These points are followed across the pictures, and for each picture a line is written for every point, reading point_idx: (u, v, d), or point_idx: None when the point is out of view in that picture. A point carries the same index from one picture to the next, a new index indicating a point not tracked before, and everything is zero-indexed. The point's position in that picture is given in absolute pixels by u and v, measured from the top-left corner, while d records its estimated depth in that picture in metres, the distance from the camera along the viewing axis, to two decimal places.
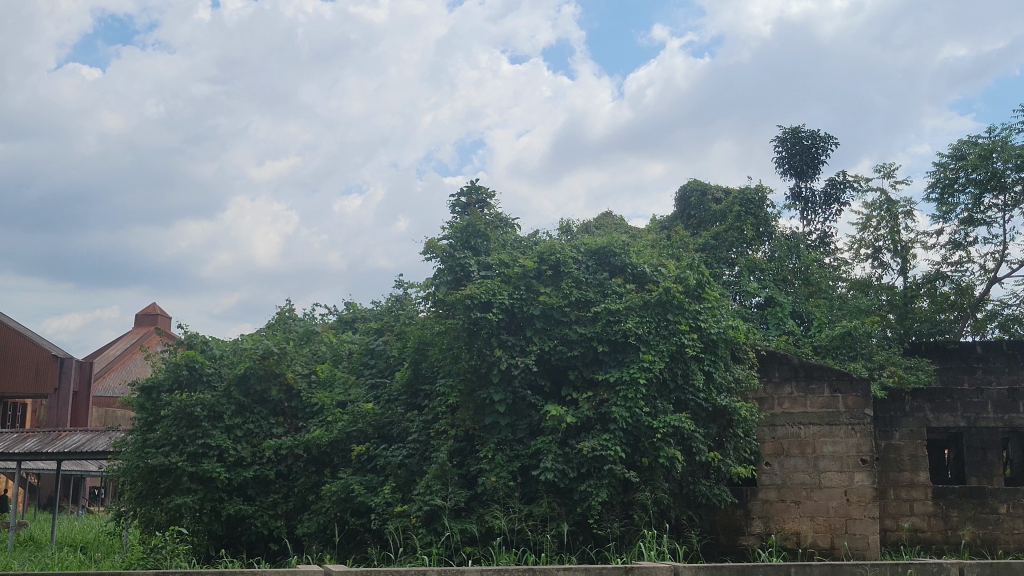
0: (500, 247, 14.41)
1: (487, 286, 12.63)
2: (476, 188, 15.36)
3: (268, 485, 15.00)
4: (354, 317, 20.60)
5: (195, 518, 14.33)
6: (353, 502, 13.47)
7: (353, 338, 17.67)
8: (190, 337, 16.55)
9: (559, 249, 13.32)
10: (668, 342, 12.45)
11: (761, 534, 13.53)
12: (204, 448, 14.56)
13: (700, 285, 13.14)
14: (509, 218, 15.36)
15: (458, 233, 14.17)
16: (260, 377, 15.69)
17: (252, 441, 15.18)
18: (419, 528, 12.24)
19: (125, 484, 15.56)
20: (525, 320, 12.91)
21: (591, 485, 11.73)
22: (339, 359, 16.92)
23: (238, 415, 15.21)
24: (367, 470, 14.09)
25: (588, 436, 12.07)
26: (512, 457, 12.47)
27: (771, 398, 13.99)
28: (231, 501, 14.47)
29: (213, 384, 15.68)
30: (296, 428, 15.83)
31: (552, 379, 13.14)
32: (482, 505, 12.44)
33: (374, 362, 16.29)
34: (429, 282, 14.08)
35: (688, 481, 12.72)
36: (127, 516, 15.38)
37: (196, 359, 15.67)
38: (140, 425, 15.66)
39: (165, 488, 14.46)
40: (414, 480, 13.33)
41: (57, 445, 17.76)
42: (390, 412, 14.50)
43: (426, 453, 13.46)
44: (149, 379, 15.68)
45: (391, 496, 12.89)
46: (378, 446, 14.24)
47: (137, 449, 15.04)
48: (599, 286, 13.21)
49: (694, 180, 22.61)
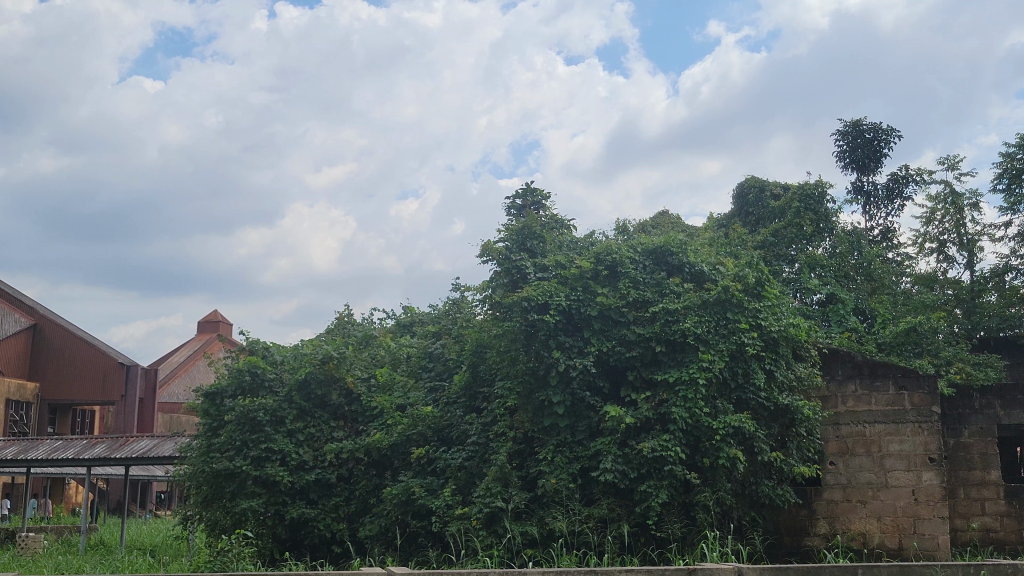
0: (556, 248, 14.41)
1: (544, 288, 12.64)
2: (531, 190, 15.41)
3: (330, 488, 15.16)
4: (412, 321, 20.78)
5: (259, 522, 14.54)
6: (414, 504, 13.54)
7: (411, 342, 17.78)
8: (252, 342, 16.81)
9: (615, 249, 13.25)
10: (727, 341, 12.32)
11: (827, 535, 13.29)
12: (267, 452, 14.79)
13: (760, 283, 12.98)
14: (564, 219, 15.35)
15: (515, 235, 14.22)
16: (322, 382, 15.88)
17: (314, 444, 15.36)
18: (480, 530, 12.25)
19: (190, 488, 15.84)
20: (583, 321, 12.88)
21: (651, 486, 11.64)
22: (397, 362, 17.03)
23: (299, 420, 15.44)
24: (427, 473, 14.15)
25: (648, 436, 11.99)
26: (572, 459, 12.43)
27: (834, 396, 13.75)
28: (295, 505, 14.65)
29: (274, 389, 15.89)
30: (356, 432, 15.91)
31: (610, 380, 13.06)
32: (543, 507, 12.42)
33: (433, 365, 16.30)
34: (486, 285, 14.14)
35: (751, 481, 12.54)
36: (194, 520, 15.66)
37: (258, 364, 15.91)
38: (205, 430, 15.91)
39: (230, 492, 14.71)
40: (474, 482, 13.35)
41: (125, 450, 18.14)
42: (449, 415, 14.51)
43: (485, 456, 13.46)
44: (213, 385, 15.96)
45: (452, 498, 12.95)
46: (438, 448, 14.28)
47: (202, 454, 15.32)
48: (657, 286, 13.11)
49: (751, 177, 22.35)
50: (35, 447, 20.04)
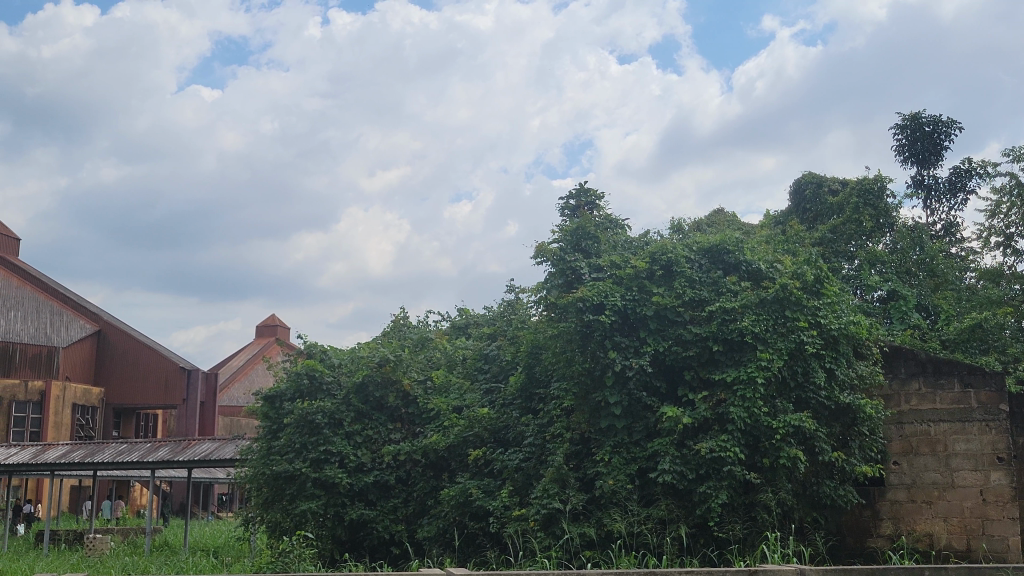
0: (611, 248, 14.34)
1: (600, 288, 12.58)
2: (584, 190, 15.40)
3: (389, 490, 15.25)
4: (467, 323, 20.83)
5: (319, 523, 14.64)
6: (472, 506, 13.56)
7: (467, 344, 17.86)
8: (310, 346, 17.00)
9: (671, 248, 13.14)
10: (786, 340, 12.15)
11: (891, 536, 13.06)
12: (326, 454, 14.95)
13: (819, 280, 12.79)
14: (618, 219, 15.29)
15: (569, 235, 14.20)
16: (379, 385, 16.01)
17: (372, 447, 15.47)
18: (538, 532, 12.21)
19: (251, 491, 16.06)
20: (639, 321, 12.80)
21: (710, 487, 11.52)
22: (453, 364, 17.07)
23: (357, 422, 15.58)
24: (484, 474, 14.17)
25: (706, 437, 11.87)
26: (629, 459, 12.35)
27: (897, 395, 13.51)
28: (354, 506, 14.78)
29: (332, 392, 16.04)
30: (413, 434, 15.98)
31: (667, 380, 12.96)
32: (600, 508, 12.37)
33: (489, 367, 16.28)
34: (540, 286, 14.15)
35: (812, 482, 12.34)
36: (254, 522, 15.86)
37: (316, 368, 16.08)
38: (264, 433, 16.11)
39: (290, 494, 14.89)
40: (531, 484, 13.33)
41: (187, 453, 18.43)
42: (505, 417, 14.49)
43: (542, 457, 13.42)
44: (273, 389, 16.18)
45: (509, 500, 12.94)
46: (494, 450, 14.28)
47: (262, 457, 15.54)
48: (713, 285, 12.98)
49: (808, 172, 22.02)
50: (100, 450, 20.44)
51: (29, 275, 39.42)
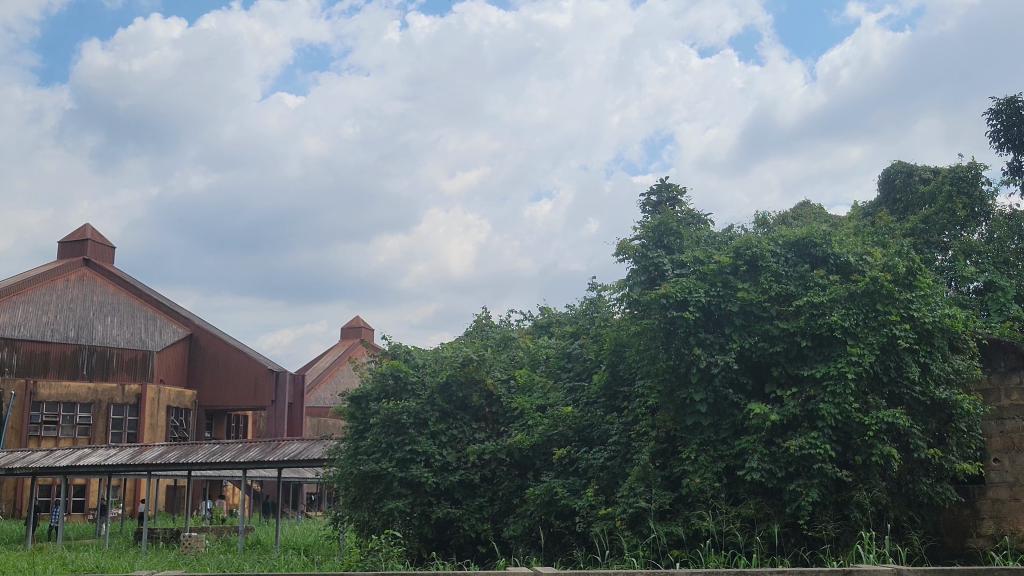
0: (694, 244, 14.16)
1: (683, 284, 12.42)
2: (665, 185, 15.40)
3: (474, 489, 15.30)
4: (549, 322, 20.81)
5: (406, 521, 14.82)
6: (557, 505, 13.50)
7: (550, 343, 17.83)
8: (394, 347, 17.17)
9: (756, 242, 12.90)
10: (877, 334, 11.79)
11: (993, 535, 12.55)
12: (412, 454, 15.09)
13: (911, 272, 12.39)
14: (700, 214, 15.17)
15: (651, 232, 14.11)
16: (462, 384, 16.11)
17: (457, 446, 15.55)
18: (625, 531, 12.14)
19: (340, 490, 16.29)
20: (724, 318, 12.58)
21: (800, 485, 11.27)
22: (536, 363, 17.05)
23: (442, 421, 15.68)
24: (570, 473, 14.11)
25: (796, 434, 11.61)
26: (717, 458, 12.14)
27: (997, 389, 13.03)
28: (440, 505, 14.86)
29: (417, 392, 16.18)
30: (498, 433, 16.01)
31: (755, 377, 12.74)
32: (688, 507, 12.20)
33: (572, 365, 16.17)
34: (623, 283, 14.04)
35: (907, 480, 11.98)
36: (343, 521, 16.07)
37: (400, 368, 16.24)
38: (351, 433, 16.29)
39: (377, 494, 15.07)
40: (617, 482, 13.22)
41: (277, 453, 18.76)
42: (590, 415, 14.35)
43: (627, 455, 13.28)
44: (359, 390, 16.39)
45: (595, 498, 12.87)
46: (579, 448, 14.18)
47: (350, 456, 15.77)
48: (801, 279, 12.69)
49: (897, 161, 21.39)
50: (194, 451, 20.97)
51: (124, 280, 40.64)
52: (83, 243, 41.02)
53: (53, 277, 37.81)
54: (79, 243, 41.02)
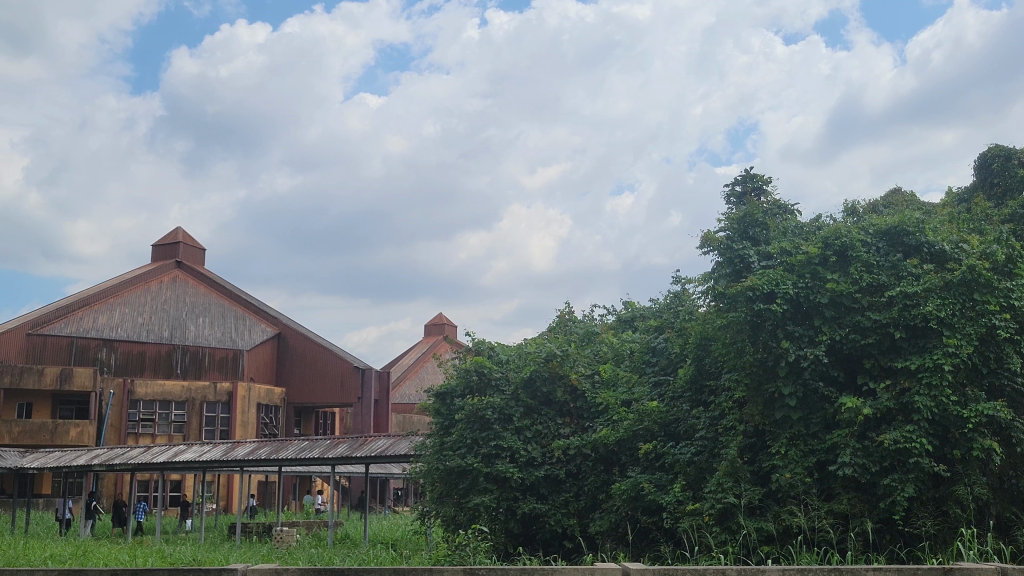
0: (781, 235, 13.87)
1: (770, 276, 12.17)
2: (750, 176, 15.15)
3: (560, 484, 15.27)
4: (633, 316, 20.64)
5: (492, 517, 14.85)
6: (644, 500, 13.34)
7: (634, 337, 17.67)
8: (478, 344, 17.26)
9: (845, 232, 12.56)
10: (975, 325, 11.37)
11: None
12: (497, 449, 15.14)
13: (1011, 260, 11.90)
14: (787, 204, 14.87)
15: (736, 223, 13.92)
16: (546, 380, 16.09)
17: (542, 441, 15.54)
18: (713, 527, 11.96)
19: (426, 486, 16.39)
20: (813, 310, 12.27)
21: (895, 480, 10.94)
22: (621, 358, 16.91)
23: (527, 417, 15.68)
24: (656, 468, 13.94)
25: (890, 428, 11.27)
26: (807, 452, 11.85)
27: None
28: (525, 500, 14.87)
29: (501, 387, 16.21)
30: (583, 428, 15.92)
31: (846, 369, 12.41)
32: (778, 502, 11.95)
33: (656, 360, 15.95)
34: (708, 276, 13.84)
35: (1009, 475, 11.53)
36: (430, 516, 16.15)
37: (484, 365, 16.28)
38: (437, 429, 16.37)
39: (463, 489, 15.14)
40: (704, 477, 13.02)
41: (364, 449, 18.96)
42: (675, 410, 14.14)
43: (715, 450, 13.06)
44: (443, 386, 16.44)
45: (682, 494, 12.69)
46: (666, 443, 13.97)
47: (436, 451, 15.88)
48: (893, 269, 12.30)
49: (994, 145, 20.62)
50: (284, 447, 21.37)
51: (215, 281, 41.73)
52: (175, 245, 42.23)
53: (147, 279, 39.29)
54: (171, 245, 42.27)
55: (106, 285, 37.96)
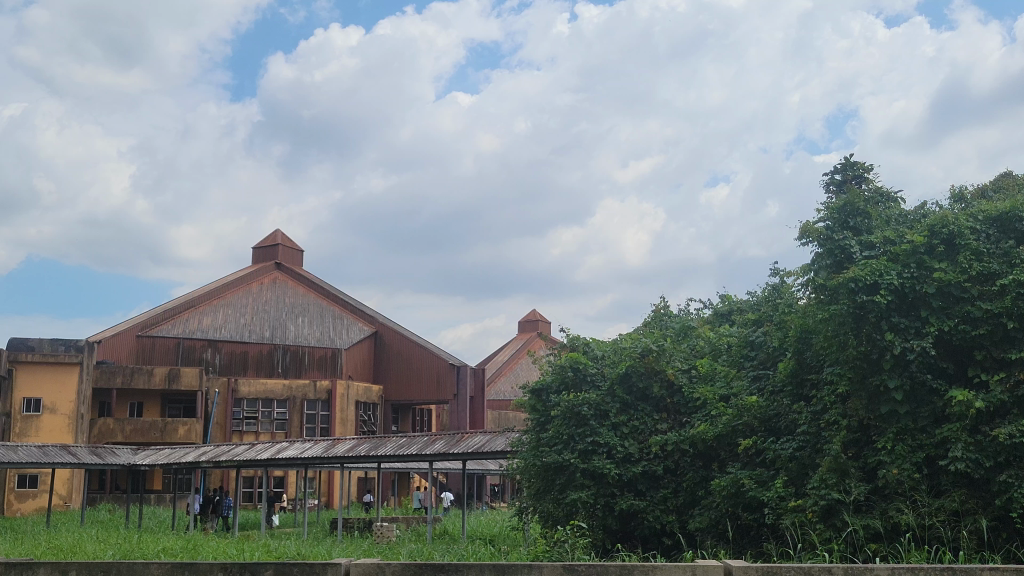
0: (883, 223, 13.44)
1: (872, 267, 11.77)
2: (850, 164, 14.78)
3: (657, 481, 15.11)
4: (730, 310, 20.30)
5: (590, 513, 14.80)
6: (745, 497, 13.08)
7: (731, 331, 17.37)
8: (573, 340, 17.22)
9: (952, 219, 12.07)
10: None
11: None
12: (593, 445, 15.06)
13: None
14: (889, 191, 14.45)
15: (836, 213, 13.52)
16: (642, 375, 15.94)
17: (639, 437, 15.38)
18: (817, 524, 11.68)
19: (523, 482, 16.38)
20: (920, 301, 11.84)
21: (1011, 476, 10.50)
22: (718, 352, 16.64)
23: (623, 413, 15.55)
24: (756, 464, 13.66)
25: (1003, 423, 10.85)
26: (915, 447, 11.42)
27: None
28: (623, 496, 14.76)
29: (597, 383, 16.10)
30: (680, 424, 15.71)
31: (955, 360, 11.95)
32: (885, 499, 11.59)
33: (755, 354, 15.49)
34: (808, 267, 13.47)
35: None
36: (527, 512, 16.15)
37: (579, 360, 16.19)
38: (533, 425, 16.32)
39: (561, 485, 15.12)
40: (807, 474, 12.70)
41: (461, 445, 19.07)
42: (776, 404, 13.78)
43: (818, 446, 12.71)
44: (539, 382, 16.41)
45: (784, 490, 12.43)
46: (766, 439, 13.64)
47: (532, 448, 15.87)
48: (1004, 256, 11.80)
49: None
50: (383, 444, 21.65)
51: (313, 282, 42.58)
52: (274, 248, 43.25)
53: (248, 281, 40.40)
54: (271, 248, 43.31)
55: (210, 288, 39.20)
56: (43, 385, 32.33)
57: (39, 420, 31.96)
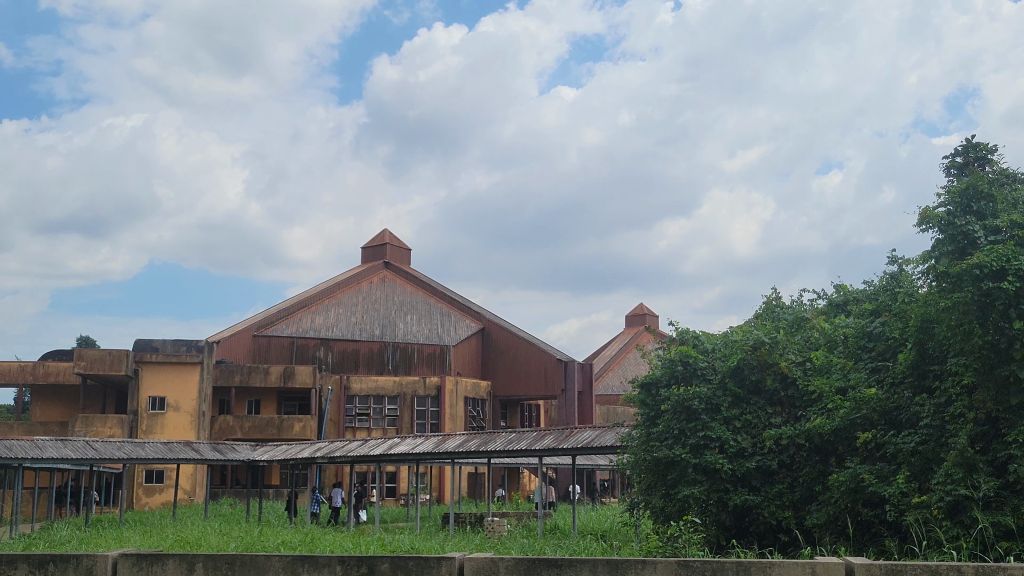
0: (1010, 207, 12.78)
1: (999, 252, 11.21)
2: (972, 145, 14.09)
3: (772, 476, 14.71)
4: (845, 300, 19.68)
5: (703, 509, 14.54)
6: (865, 492, 12.64)
7: (847, 322, 16.82)
8: (682, 333, 16.93)
9: None
10: None
11: None
12: (705, 440, 14.80)
13: None
14: (1016, 173, 13.77)
15: (957, 196, 12.88)
16: (755, 368, 15.55)
17: (753, 432, 15.02)
18: (943, 521, 11.20)
19: (633, 477, 16.18)
20: None
21: None
22: (834, 344, 16.10)
23: (735, 407, 15.21)
24: (876, 459, 13.17)
25: None
26: None
27: None
28: (737, 492, 14.45)
29: (708, 377, 15.77)
30: (795, 418, 15.30)
31: None
32: (1017, 495, 11.05)
33: (873, 345, 14.94)
34: (928, 254, 12.90)
35: None
36: (638, 507, 15.96)
37: (690, 354, 15.89)
38: (643, 420, 16.12)
39: (672, 480, 14.89)
40: (931, 468, 12.19)
41: (571, 440, 18.96)
42: (896, 397, 13.25)
43: (943, 440, 12.16)
44: (648, 375, 16.19)
45: (907, 486, 11.95)
46: (886, 432, 13.13)
47: (643, 443, 15.66)
48: None
49: None
50: (492, 439, 21.68)
51: (421, 280, 43.07)
52: (383, 247, 43.97)
53: (358, 281, 41.19)
54: (379, 247, 44.05)
55: (322, 288, 40.12)
56: (166, 384, 33.60)
57: (164, 418, 33.28)
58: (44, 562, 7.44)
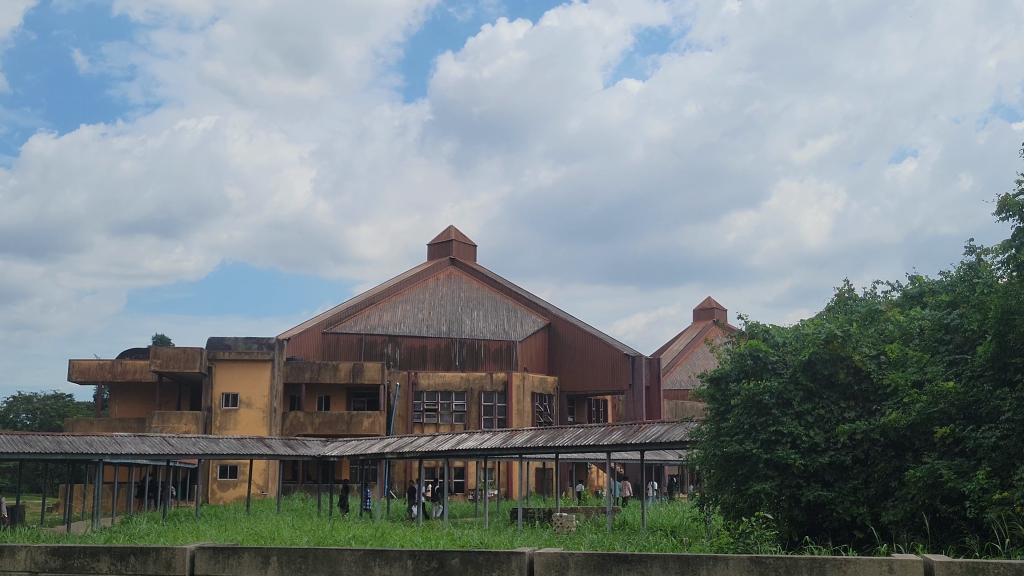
0: None
1: None
2: None
3: (846, 471, 14.41)
4: (921, 291, 19.20)
5: (774, 505, 14.28)
6: (944, 488, 12.30)
7: (923, 313, 16.39)
8: (752, 327, 16.66)
9: None
10: None
11: None
12: (776, 435, 14.56)
13: None
14: None
15: None
16: (827, 361, 15.19)
17: (826, 426, 14.72)
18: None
19: (703, 472, 15.96)
20: None
21: None
22: (910, 335, 15.69)
23: (807, 401, 14.92)
24: (955, 454, 12.82)
25: None
26: None
27: None
28: (810, 487, 14.17)
29: (779, 371, 15.48)
30: (870, 412, 14.98)
31: None
32: None
33: (951, 337, 14.41)
34: (1010, 244, 12.50)
35: None
36: (708, 503, 15.75)
37: (759, 347, 15.62)
38: (712, 414, 15.89)
39: (743, 475, 14.67)
40: (1014, 464, 11.83)
41: (639, 435, 18.77)
42: (975, 391, 12.89)
43: None
44: (717, 370, 15.93)
45: (988, 482, 11.61)
46: (965, 427, 12.76)
47: (713, 438, 15.44)
48: None
49: None
50: (560, 435, 21.60)
51: (486, 276, 43.18)
52: (449, 244, 44.19)
53: (424, 278, 41.45)
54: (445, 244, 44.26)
55: (390, 285, 40.47)
56: (239, 381, 34.23)
57: (237, 414, 33.91)
58: (124, 554, 7.57)
